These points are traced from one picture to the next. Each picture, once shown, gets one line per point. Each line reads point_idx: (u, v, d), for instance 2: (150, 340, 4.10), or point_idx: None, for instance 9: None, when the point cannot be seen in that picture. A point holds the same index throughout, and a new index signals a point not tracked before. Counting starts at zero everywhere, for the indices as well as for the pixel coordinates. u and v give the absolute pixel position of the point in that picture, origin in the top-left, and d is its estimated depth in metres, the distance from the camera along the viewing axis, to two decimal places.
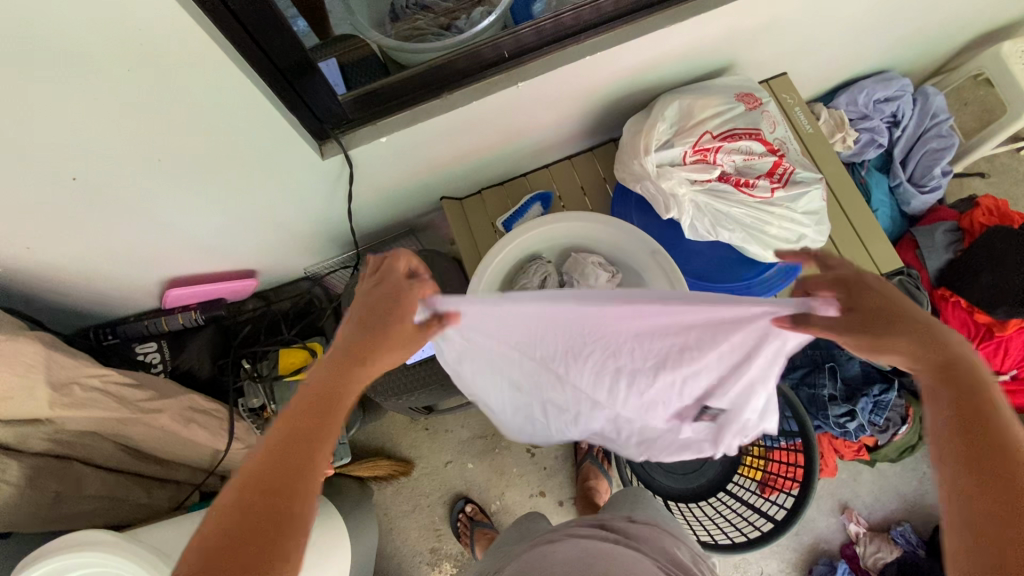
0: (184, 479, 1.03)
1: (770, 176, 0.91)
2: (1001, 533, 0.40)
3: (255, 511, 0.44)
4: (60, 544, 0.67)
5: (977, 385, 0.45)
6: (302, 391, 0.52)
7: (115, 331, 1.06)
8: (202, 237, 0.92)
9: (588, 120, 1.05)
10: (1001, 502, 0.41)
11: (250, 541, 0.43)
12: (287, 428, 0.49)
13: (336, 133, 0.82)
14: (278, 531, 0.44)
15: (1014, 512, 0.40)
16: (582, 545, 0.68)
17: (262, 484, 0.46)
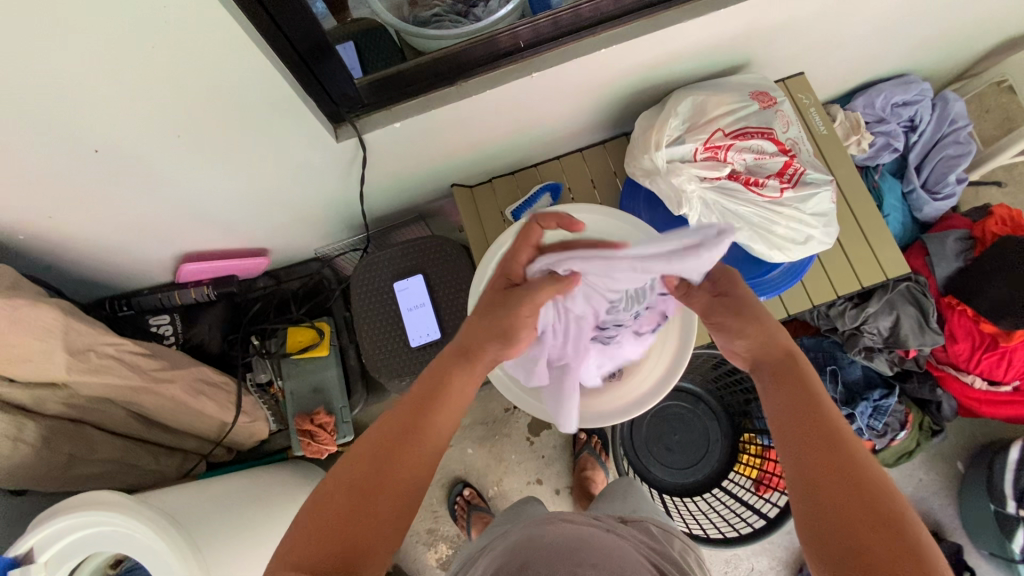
0: (192, 449, 1.06)
1: (780, 176, 0.90)
2: (820, 472, 0.50)
3: (353, 504, 0.53)
4: (73, 501, 0.70)
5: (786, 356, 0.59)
6: (407, 400, 0.62)
7: (130, 303, 1.09)
8: (217, 214, 0.94)
9: (602, 114, 1.05)
10: (815, 446, 0.52)
11: (346, 530, 0.51)
12: (383, 432, 0.59)
13: (350, 117, 0.83)
14: (375, 524, 0.53)
15: (823, 450, 0.51)
16: (574, 532, 0.70)
17: (360, 482, 0.54)
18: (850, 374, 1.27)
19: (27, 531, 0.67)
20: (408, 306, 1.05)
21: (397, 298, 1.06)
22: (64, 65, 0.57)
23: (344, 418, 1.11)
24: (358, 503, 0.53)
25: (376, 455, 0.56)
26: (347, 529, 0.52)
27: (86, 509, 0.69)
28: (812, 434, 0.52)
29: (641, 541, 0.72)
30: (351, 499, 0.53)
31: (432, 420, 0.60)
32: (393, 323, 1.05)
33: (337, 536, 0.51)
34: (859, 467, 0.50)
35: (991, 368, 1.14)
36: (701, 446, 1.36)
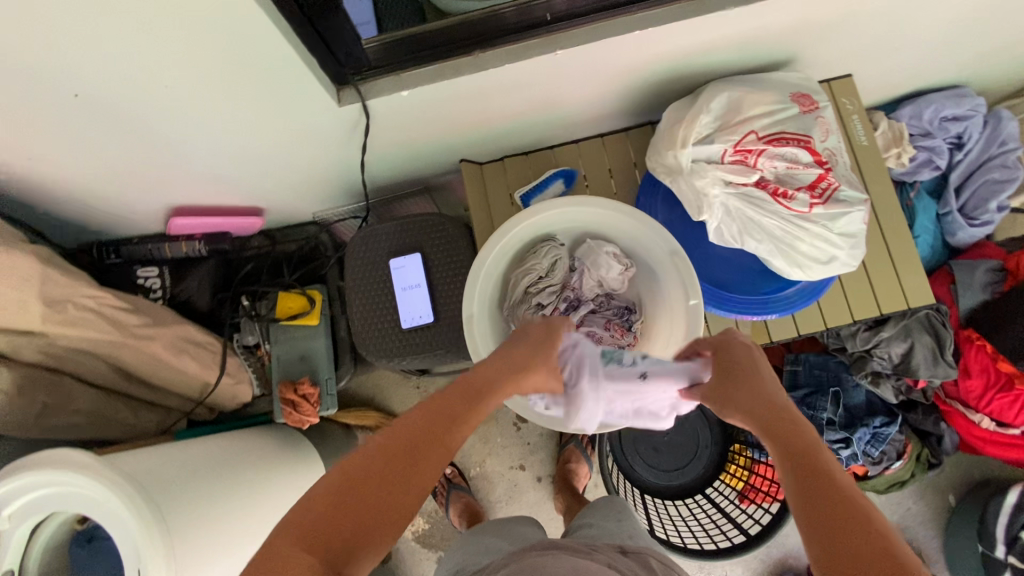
0: (173, 406, 1.03)
1: (811, 190, 0.84)
2: (818, 512, 0.47)
3: (359, 487, 0.50)
4: (41, 462, 0.69)
5: (783, 409, 0.56)
6: (452, 396, 0.57)
7: (118, 252, 1.06)
8: (210, 170, 0.89)
9: (628, 99, 0.98)
10: (809, 494, 0.48)
11: (341, 520, 0.48)
12: (421, 421, 0.55)
13: (354, 80, 0.77)
14: (385, 515, 0.49)
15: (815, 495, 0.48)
16: (573, 562, 0.70)
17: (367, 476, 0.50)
18: (853, 398, 1.22)
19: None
20: (403, 285, 1.01)
21: (392, 274, 1.01)
22: (34, 1, 0.51)
23: (328, 389, 1.08)
24: (366, 488, 0.50)
25: (403, 452, 0.52)
26: (352, 514, 0.49)
27: (53, 473, 0.68)
28: (808, 475, 0.49)
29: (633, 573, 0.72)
30: (358, 483, 0.50)
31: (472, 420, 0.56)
32: (387, 301, 1.01)
33: (337, 524, 0.48)
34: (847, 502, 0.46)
35: (1002, 409, 1.09)
36: (689, 451, 1.33)
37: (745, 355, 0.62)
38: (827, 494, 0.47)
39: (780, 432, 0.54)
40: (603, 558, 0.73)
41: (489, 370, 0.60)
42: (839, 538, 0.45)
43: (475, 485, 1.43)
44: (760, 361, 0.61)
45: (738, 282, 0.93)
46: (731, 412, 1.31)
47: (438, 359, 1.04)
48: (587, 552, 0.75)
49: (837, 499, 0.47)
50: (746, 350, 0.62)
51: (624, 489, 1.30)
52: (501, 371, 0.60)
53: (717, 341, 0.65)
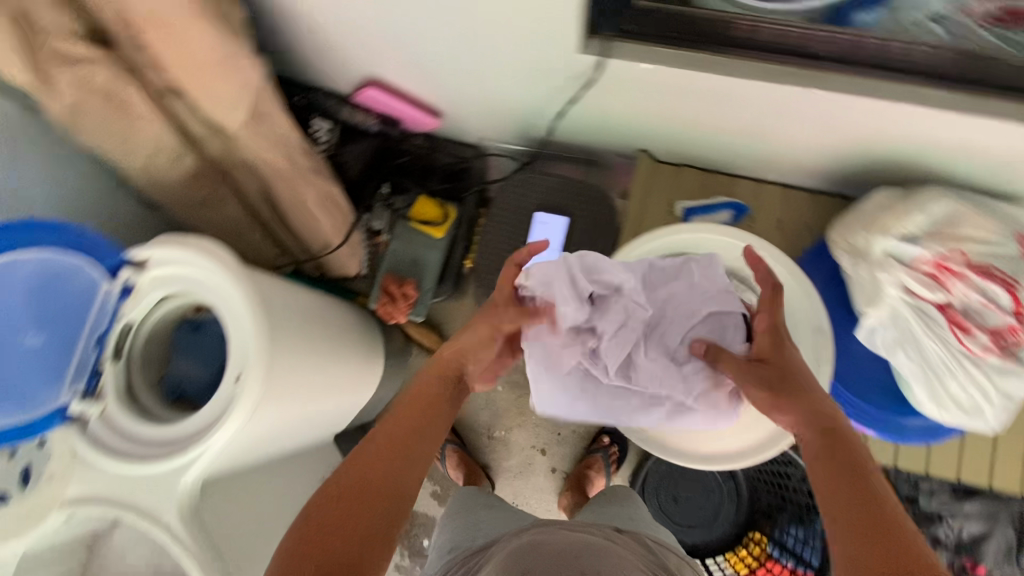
0: (293, 250, 1.10)
1: (993, 336, 0.78)
2: (858, 521, 0.52)
3: (340, 511, 0.57)
4: (192, 246, 0.76)
5: (838, 429, 0.60)
6: (393, 429, 0.64)
7: (304, 94, 1.09)
8: (426, 61, 0.92)
9: (837, 164, 0.93)
10: (855, 503, 0.54)
11: (341, 526, 0.56)
12: (376, 462, 0.61)
13: (606, 34, 0.74)
14: (367, 523, 0.57)
15: (858, 499, 0.54)
16: (570, 538, 0.71)
17: (344, 495, 0.58)
18: None
19: (142, 246, 0.76)
20: (538, 240, 1.01)
21: (531, 226, 1.02)
22: None
23: (424, 300, 1.12)
24: (342, 503, 0.58)
25: (366, 487, 0.59)
26: (346, 529, 0.56)
27: (200, 258, 0.75)
28: (857, 483, 0.55)
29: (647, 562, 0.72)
30: (331, 515, 0.57)
31: (413, 455, 0.63)
32: (515, 249, 1.02)
33: (329, 544, 0.55)
34: (874, 508, 0.53)
35: None
36: (707, 515, 1.31)
37: (794, 364, 0.66)
38: (848, 482, 0.55)
39: (846, 459, 0.57)
40: (618, 544, 0.74)
41: (427, 393, 0.69)
42: (881, 532, 0.51)
43: (492, 445, 1.46)
44: (812, 382, 0.65)
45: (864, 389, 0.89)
46: (766, 502, 1.27)
47: None
48: (599, 533, 0.76)
49: (849, 481, 0.55)
50: (802, 373, 0.65)
51: None
52: (431, 396, 0.68)
53: (780, 365, 0.65)
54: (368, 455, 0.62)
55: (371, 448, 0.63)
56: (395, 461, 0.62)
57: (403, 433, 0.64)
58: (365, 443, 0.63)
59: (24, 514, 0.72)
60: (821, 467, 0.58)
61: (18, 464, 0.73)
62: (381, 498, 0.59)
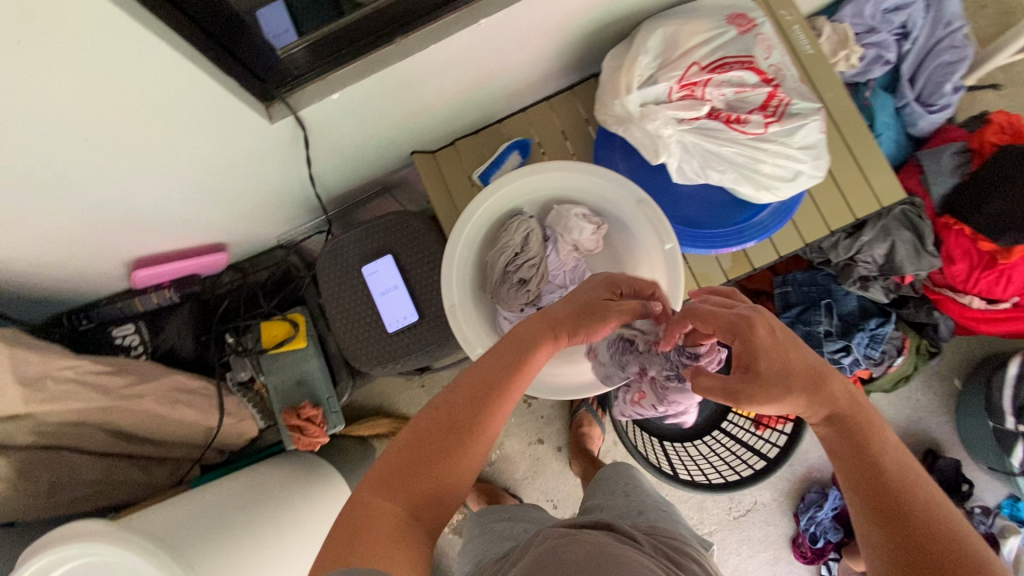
0: (182, 455, 1.02)
1: (763, 110, 0.83)
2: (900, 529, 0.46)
3: (433, 431, 0.57)
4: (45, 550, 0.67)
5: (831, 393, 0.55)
6: (482, 369, 0.63)
7: (90, 316, 1.03)
8: (158, 214, 0.87)
9: (563, 59, 0.96)
10: (878, 495, 0.49)
11: (413, 466, 0.56)
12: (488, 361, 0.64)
13: (281, 93, 0.74)
14: (436, 460, 0.56)
15: (885, 500, 0.48)
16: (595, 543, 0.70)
17: (405, 461, 0.56)
18: (845, 306, 1.23)
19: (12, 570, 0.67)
20: (380, 290, 0.97)
21: (364, 286, 0.97)
22: None
23: (332, 407, 1.06)
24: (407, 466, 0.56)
25: (428, 438, 0.57)
26: (418, 467, 0.56)
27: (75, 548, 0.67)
28: (859, 467, 0.51)
29: (660, 557, 0.70)
30: (446, 411, 0.59)
31: (488, 416, 0.60)
32: (365, 312, 0.97)
33: (422, 460, 0.56)
34: (901, 488, 0.48)
35: (989, 288, 1.11)
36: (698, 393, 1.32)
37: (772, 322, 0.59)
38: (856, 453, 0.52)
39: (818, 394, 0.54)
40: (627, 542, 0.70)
41: (468, 393, 0.60)
42: (909, 533, 0.46)
43: (498, 469, 1.44)
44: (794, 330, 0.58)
45: (712, 217, 0.93)
46: None
47: (434, 360, 1.01)
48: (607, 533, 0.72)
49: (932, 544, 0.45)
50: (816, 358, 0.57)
51: (638, 438, 1.31)
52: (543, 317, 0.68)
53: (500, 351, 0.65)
54: (447, 411, 0.59)
55: (439, 407, 0.59)
56: (459, 413, 0.59)
57: (464, 397, 0.60)
58: (427, 409, 0.60)
59: None
60: (881, 504, 0.48)
61: None
62: (442, 455, 0.56)
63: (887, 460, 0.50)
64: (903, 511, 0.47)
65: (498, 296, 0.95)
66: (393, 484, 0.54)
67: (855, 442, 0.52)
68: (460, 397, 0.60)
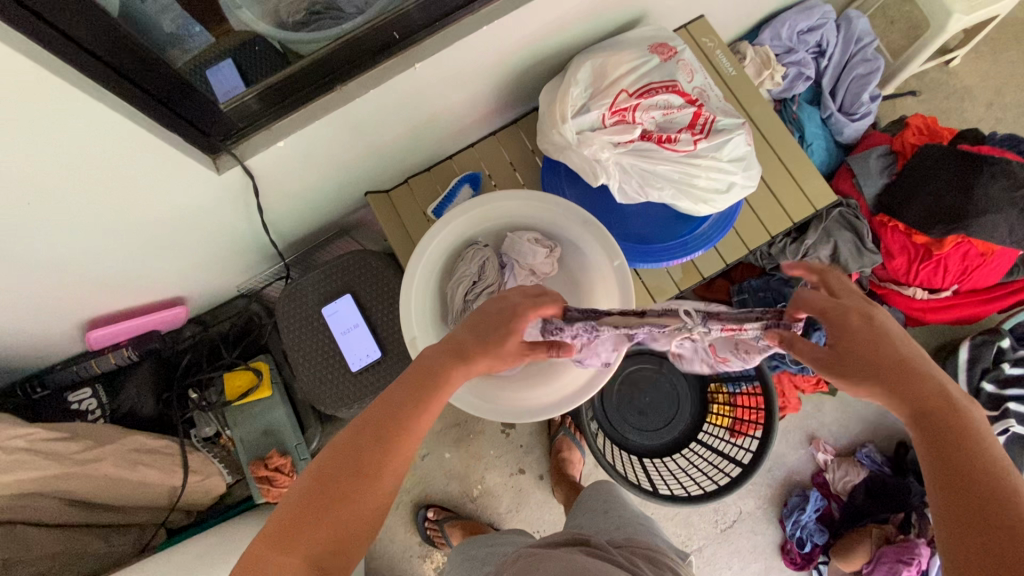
0: (146, 521, 0.98)
1: (691, 128, 0.88)
2: (976, 533, 0.44)
3: (328, 476, 0.54)
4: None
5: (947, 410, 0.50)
6: (390, 393, 0.60)
7: (44, 383, 1.01)
8: (110, 273, 0.87)
9: (504, 95, 1.01)
10: (963, 506, 0.46)
11: (308, 518, 0.53)
12: (403, 384, 0.61)
13: (227, 146, 0.76)
14: (325, 511, 0.53)
15: (974, 511, 0.45)
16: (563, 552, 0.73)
17: (292, 513, 0.53)
18: None
19: None
20: (341, 330, 0.97)
21: (325, 327, 0.98)
22: None
23: (301, 454, 1.04)
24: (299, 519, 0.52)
25: (325, 483, 0.54)
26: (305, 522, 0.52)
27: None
28: (954, 465, 0.48)
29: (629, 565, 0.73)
30: (343, 455, 0.56)
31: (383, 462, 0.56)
32: (328, 353, 0.97)
33: (327, 495, 0.53)
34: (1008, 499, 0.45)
35: (929, 277, 1.18)
36: (672, 406, 1.35)
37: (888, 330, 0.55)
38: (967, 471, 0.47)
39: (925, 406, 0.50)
40: (598, 555, 0.74)
41: (365, 435, 0.56)
42: (986, 530, 0.44)
43: (482, 504, 1.41)
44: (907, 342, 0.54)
45: (658, 232, 0.97)
46: None
47: (401, 396, 1.00)
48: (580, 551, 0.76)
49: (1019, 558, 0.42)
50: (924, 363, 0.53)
51: (617, 457, 1.31)
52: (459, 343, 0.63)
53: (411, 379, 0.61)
54: (342, 455, 0.56)
55: (335, 452, 0.56)
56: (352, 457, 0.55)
57: (369, 437, 0.56)
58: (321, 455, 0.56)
59: None
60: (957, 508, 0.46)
61: None
62: (331, 506, 0.53)
63: (998, 466, 0.47)
64: (1010, 529, 0.44)
65: (459, 326, 0.96)
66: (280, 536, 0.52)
67: (950, 442, 0.49)
68: (356, 440, 0.57)
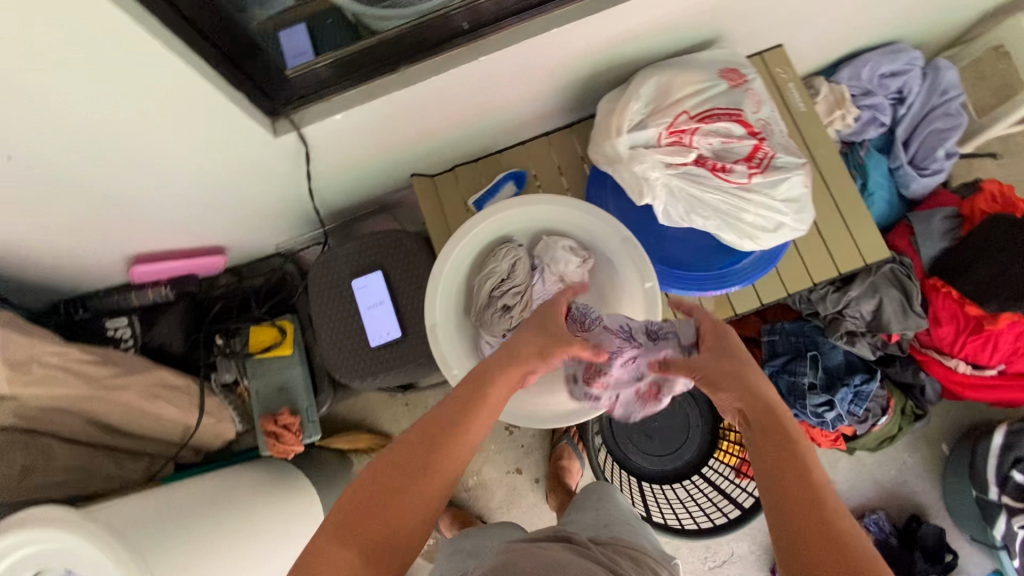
0: (157, 452, 1.04)
1: (748, 161, 0.86)
2: (798, 516, 0.49)
3: (377, 492, 0.55)
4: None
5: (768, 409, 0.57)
6: (433, 414, 0.62)
7: (86, 306, 1.07)
8: (161, 214, 0.91)
9: (563, 98, 1.00)
10: (785, 495, 0.50)
11: (362, 525, 0.53)
12: (450, 406, 0.62)
13: (287, 110, 0.79)
14: (370, 524, 0.53)
15: (791, 495, 0.50)
16: (546, 550, 0.77)
17: (346, 518, 0.53)
18: (831, 360, 1.22)
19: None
20: (367, 304, 0.99)
21: (352, 297, 1.00)
22: None
23: (310, 416, 1.08)
24: (353, 526, 0.53)
25: (377, 493, 0.55)
26: (364, 530, 0.53)
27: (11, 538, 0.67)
28: (778, 452, 0.53)
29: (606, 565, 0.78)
30: (391, 472, 0.56)
31: (430, 480, 0.57)
32: (351, 324, 0.99)
33: (368, 526, 0.53)
34: (814, 481, 0.51)
35: (976, 352, 1.11)
36: (680, 433, 1.32)
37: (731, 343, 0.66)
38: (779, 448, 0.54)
39: (763, 411, 0.57)
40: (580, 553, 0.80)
41: (415, 450, 0.58)
42: (792, 513, 0.49)
43: (473, 495, 1.43)
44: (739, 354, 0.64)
45: (697, 260, 0.94)
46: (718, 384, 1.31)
47: (413, 378, 1.02)
48: (564, 547, 0.82)
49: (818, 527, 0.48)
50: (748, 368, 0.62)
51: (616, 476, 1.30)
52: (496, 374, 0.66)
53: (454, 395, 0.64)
54: (383, 472, 0.57)
55: (381, 465, 0.57)
56: (400, 479, 0.56)
57: (417, 454, 0.58)
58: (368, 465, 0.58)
59: None
60: (777, 499, 0.51)
61: None
62: (383, 520, 0.54)
63: (807, 461, 0.52)
64: (819, 511, 0.48)
65: (482, 321, 0.97)
66: (336, 541, 0.52)
67: (774, 437, 0.55)
68: (423, 467, 0.57)
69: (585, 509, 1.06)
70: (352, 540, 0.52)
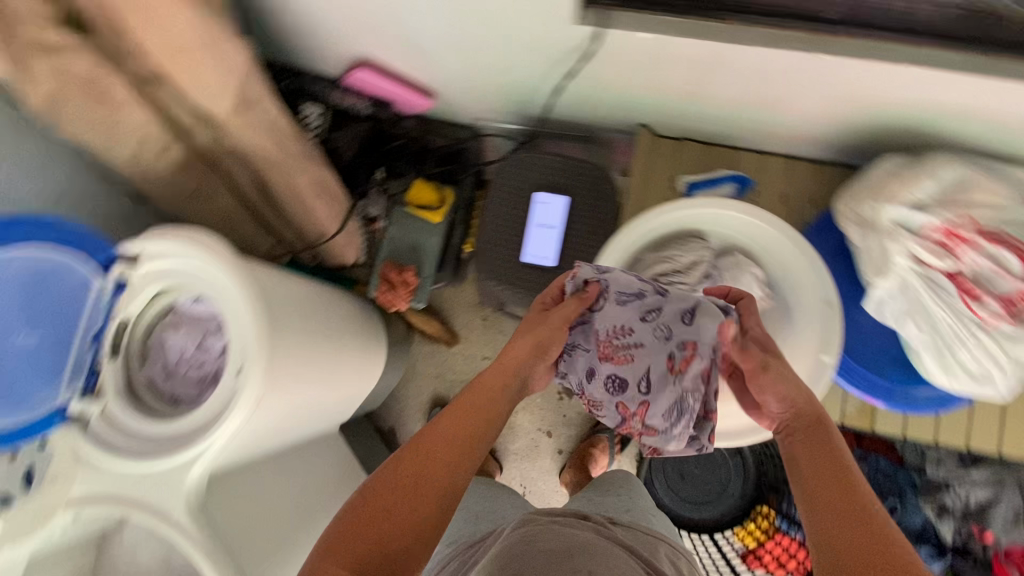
0: (287, 239, 1.07)
1: (1006, 303, 0.77)
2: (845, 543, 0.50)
3: (367, 502, 0.55)
4: (180, 238, 0.74)
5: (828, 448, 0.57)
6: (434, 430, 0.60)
7: (292, 79, 1.07)
8: (416, 34, 0.89)
9: (839, 133, 0.91)
10: (838, 522, 0.52)
11: (365, 532, 0.52)
12: (448, 422, 0.61)
13: (600, 4, 0.70)
14: (375, 534, 0.52)
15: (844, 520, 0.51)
16: (567, 530, 0.79)
17: (352, 521, 0.53)
18: (909, 520, 1.14)
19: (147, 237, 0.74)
20: (539, 221, 0.97)
21: (527, 207, 0.98)
22: None
23: (424, 286, 1.09)
24: (358, 526, 0.53)
25: (381, 500, 0.54)
26: (363, 530, 0.53)
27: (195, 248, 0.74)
28: (834, 493, 0.54)
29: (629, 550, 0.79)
30: (391, 487, 0.55)
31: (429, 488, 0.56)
32: (514, 230, 0.98)
33: (367, 530, 0.53)
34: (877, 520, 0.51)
35: None
36: (712, 492, 1.30)
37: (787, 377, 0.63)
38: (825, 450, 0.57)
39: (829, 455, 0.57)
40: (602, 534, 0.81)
41: (413, 455, 0.58)
42: (853, 542, 0.50)
43: None
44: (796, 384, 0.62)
45: (871, 361, 0.88)
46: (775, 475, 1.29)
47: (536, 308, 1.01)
48: (588, 524, 0.84)
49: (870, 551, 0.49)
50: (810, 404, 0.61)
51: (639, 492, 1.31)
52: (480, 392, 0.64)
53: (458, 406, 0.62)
54: (382, 478, 0.56)
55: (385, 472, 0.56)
56: (399, 479, 0.56)
57: (416, 463, 0.57)
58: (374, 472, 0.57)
59: (25, 515, 0.70)
60: (829, 534, 0.51)
61: (19, 464, 0.72)
62: (385, 525, 0.53)
63: (857, 484, 0.54)
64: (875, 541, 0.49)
65: None
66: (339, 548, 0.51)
67: (835, 478, 0.55)
68: (423, 472, 0.56)
69: (605, 490, 1.06)
70: (356, 542, 0.52)
